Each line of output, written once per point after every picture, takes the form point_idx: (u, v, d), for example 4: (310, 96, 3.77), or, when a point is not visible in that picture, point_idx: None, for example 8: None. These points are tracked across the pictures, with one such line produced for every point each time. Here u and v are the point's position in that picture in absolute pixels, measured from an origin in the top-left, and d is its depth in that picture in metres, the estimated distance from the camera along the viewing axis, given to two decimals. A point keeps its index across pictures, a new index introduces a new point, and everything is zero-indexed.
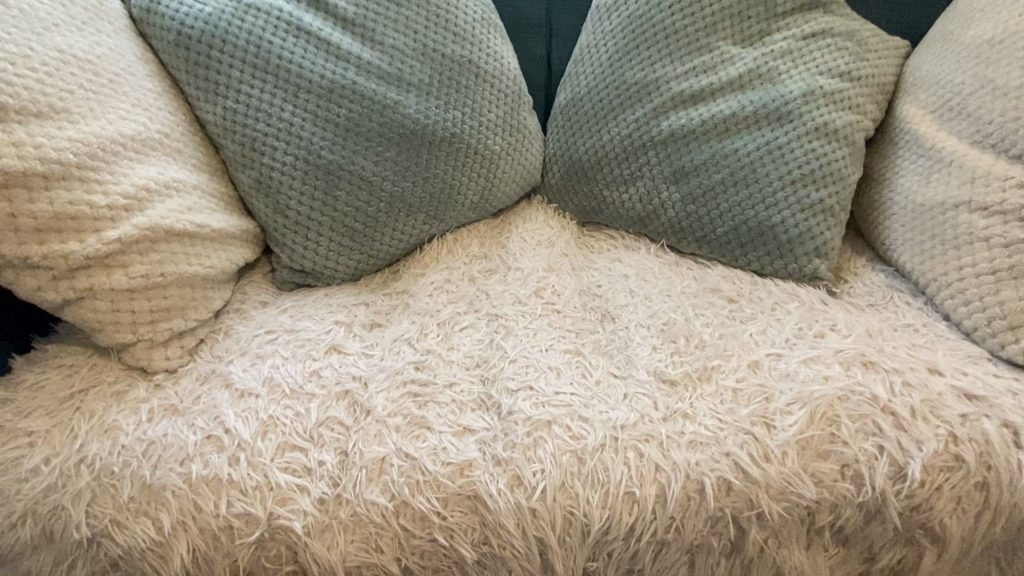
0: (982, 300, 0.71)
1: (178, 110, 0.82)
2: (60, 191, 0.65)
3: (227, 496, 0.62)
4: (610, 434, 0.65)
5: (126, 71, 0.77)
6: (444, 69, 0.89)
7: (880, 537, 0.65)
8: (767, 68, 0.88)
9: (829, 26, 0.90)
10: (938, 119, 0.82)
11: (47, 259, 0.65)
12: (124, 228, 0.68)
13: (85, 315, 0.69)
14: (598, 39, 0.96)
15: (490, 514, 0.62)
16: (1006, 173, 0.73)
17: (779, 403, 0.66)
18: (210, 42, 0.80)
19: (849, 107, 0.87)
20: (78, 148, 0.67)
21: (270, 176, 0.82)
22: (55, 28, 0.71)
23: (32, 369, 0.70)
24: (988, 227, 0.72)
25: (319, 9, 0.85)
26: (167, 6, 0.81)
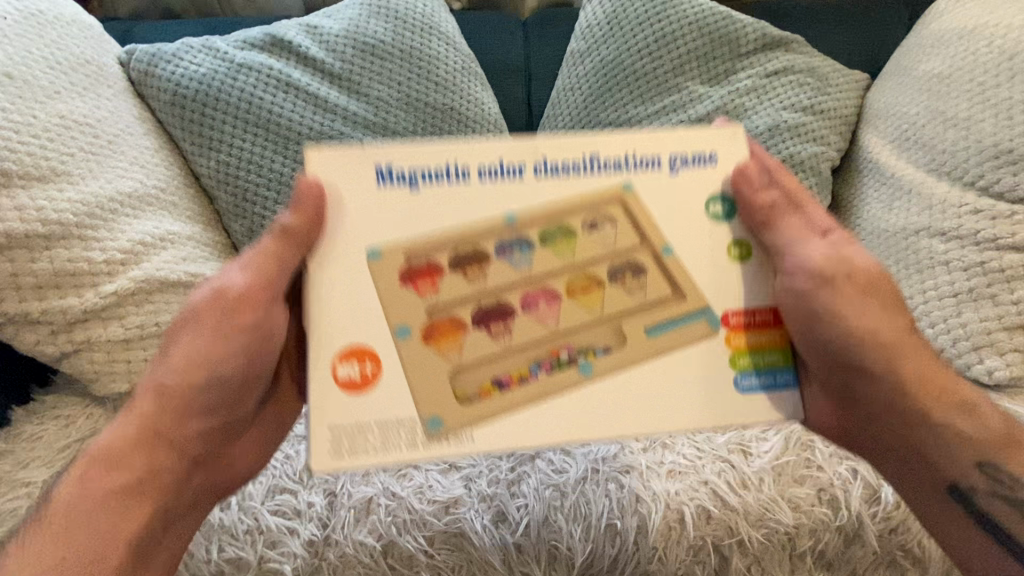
0: (946, 322, 0.73)
1: (174, 164, 0.86)
2: (60, 250, 0.69)
3: (218, 541, 0.63)
4: (592, 466, 0.66)
5: (125, 131, 0.82)
6: (426, 117, 0.93)
7: (862, 560, 0.66)
8: (734, 105, 0.92)
9: (791, 64, 0.94)
10: (897, 148, 0.86)
11: (47, 314, 0.68)
12: (121, 282, 0.71)
13: (83, 365, 0.71)
14: (573, 82, 1.01)
15: (476, 550, 0.64)
16: (961, 200, 0.77)
17: (755, 430, 0.69)
18: (203, 101, 0.85)
19: (814, 139, 0.90)
20: (77, 209, 0.71)
21: (262, 225, 0.86)
22: (57, 95, 0.76)
23: (31, 420, 0.72)
24: (947, 251, 0.76)
25: (307, 67, 0.90)
26: (163, 69, 0.86)
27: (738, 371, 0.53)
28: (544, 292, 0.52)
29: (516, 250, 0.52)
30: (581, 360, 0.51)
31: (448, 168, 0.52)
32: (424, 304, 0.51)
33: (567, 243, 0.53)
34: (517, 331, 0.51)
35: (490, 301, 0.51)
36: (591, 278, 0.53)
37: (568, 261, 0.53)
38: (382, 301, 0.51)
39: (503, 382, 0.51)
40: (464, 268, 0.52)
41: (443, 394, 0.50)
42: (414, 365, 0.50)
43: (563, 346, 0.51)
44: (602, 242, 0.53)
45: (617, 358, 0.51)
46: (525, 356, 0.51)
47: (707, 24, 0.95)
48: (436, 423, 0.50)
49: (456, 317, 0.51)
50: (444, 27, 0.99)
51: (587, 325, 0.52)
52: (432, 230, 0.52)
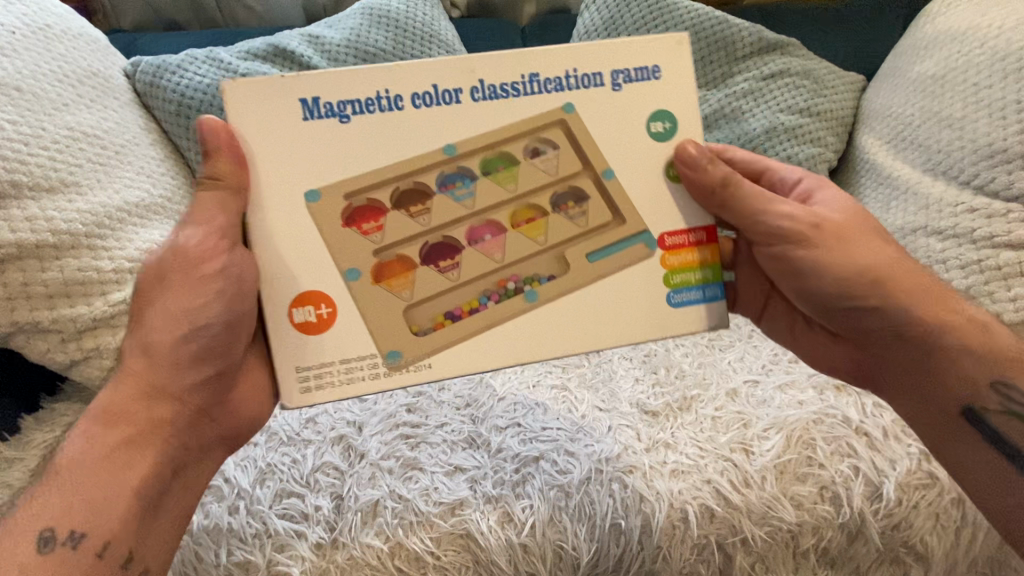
0: None
1: (179, 174, 0.87)
2: (70, 259, 0.70)
3: (226, 545, 0.64)
4: (596, 467, 0.67)
5: (132, 142, 0.83)
6: None
7: (865, 558, 0.67)
8: (731, 108, 0.93)
9: (786, 66, 0.95)
10: (893, 150, 0.87)
11: (57, 322, 0.69)
12: (129, 290, 0.73)
13: (92, 373, 0.72)
14: None
15: (482, 551, 0.64)
16: (957, 199, 0.78)
17: (757, 429, 0.70)
18: (208, 111, 0.86)
19: (811, 141, 0.91)
20: (86, 218, 0.72)
21: None
22: (66, 107, 0.77)
23: (41, 428, 0.73)
24: (944, 249, 0.77)
25: None
26: (168, 80, 0.87)
27: (672, 287, 0.60)
28: (489, 225, 0.59)
29: (459, 183, 0.58)
30: (526, 288, 0.59)
31: (378, 96, 0.56)
32: (370, 243, 0.56)
33: (506, 173, 0.59)
34: (465, 265, 0.58)
35: (435, 238, 0.58)
36: (531, 209, 0.59)
37: (510, 202, 0.59)
38: (330, 248, 0.56)
39: (456, 315, 0.58)
40: (408, 206, 0.57)
41: (400, 328, 0.57)
42: (371, 304, 0.56)
43: (508, 277, 0.59)
44: (545, 169, 0.59)
45: (560, 283, 0.58)
46: (472, 292, 0.58)
47: (704, 29, 0.96)
48: (396, 355, 0.56)
49: (403, 255, 0.57)
50: (443, 36, 1.00)
51: (524, 256, 0.59)
52: (373, 169, 0.56)
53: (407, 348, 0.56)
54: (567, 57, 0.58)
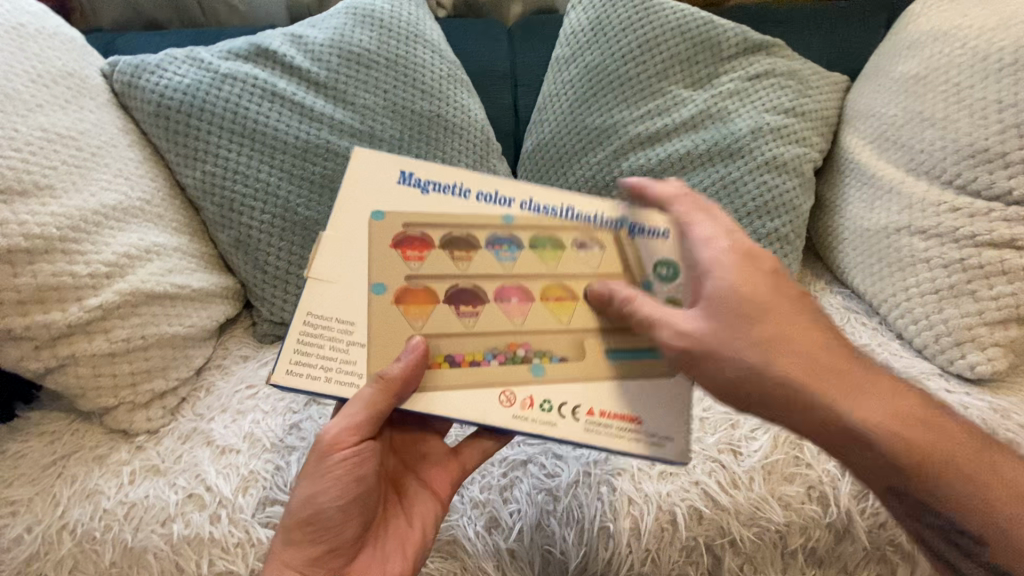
0: (928, 318, 0.75)
1: (159, 175, 0.86)
2: (43, 265, 0.68)
3: (209, 554, 0.64)
4: (584, 469, 0.67)
5: (108, 143, 0.81)
6: (414, 125, 0.93)
7: (852, 557, 0.67)
8: (717, 108, 0.93)
9: (771, 67, 0.95)
10: (877, 149, 0.88)
11: (30, 329, 0.67)
12: (106, 295, 0.71)
13: (68, 381, 0.71)
14: (559, 88, 1.00)
15: (469, 557, 0.64)
16: (940, 199, 0.79)
17: (744, 429, 0.69)
18: (188, 112, 0.84)
19: (796, 141, 0.92)
20: (61, 222, 0.70)
21: (249, 234, 0.85)
22: (39, 108, 0.75)
23: (15, 437, 0.71)
24: (927, 249, 0.78)
25: (293, 76, 0.90)
26: (147, 80, 0.85)
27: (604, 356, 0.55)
28: (520, 289, 0.55)
29: (507, 247, 0.55)
30: (535, 362, 0.54)
31: (455, 182, 0.55)
32: (408, 269, 0.54)
33: (552, 252, 0.55)
34: (485, 317, 0.54)
35: (465, 284, 0.55)
36: (561, 287, 0.55)
37: (545, 274, 0.55)
38: (370, 263, 0.54)
39: (455, 360, 0.54)
40: (455, 249, 0.55)
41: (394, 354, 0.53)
42: (385, 325, 0.53)
43: (521, 343, 0.54)
44: (587, 265, 0.55)
45: (567, 368, 0.54)
46: (485, 343, 0.54)
47: (690, 29, 0.96)
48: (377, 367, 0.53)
49: (433, 289, 0.54)
50: (428, 35, 0.99)
51: (544, 331, 0.55)
52: (433, 210, 0.55)
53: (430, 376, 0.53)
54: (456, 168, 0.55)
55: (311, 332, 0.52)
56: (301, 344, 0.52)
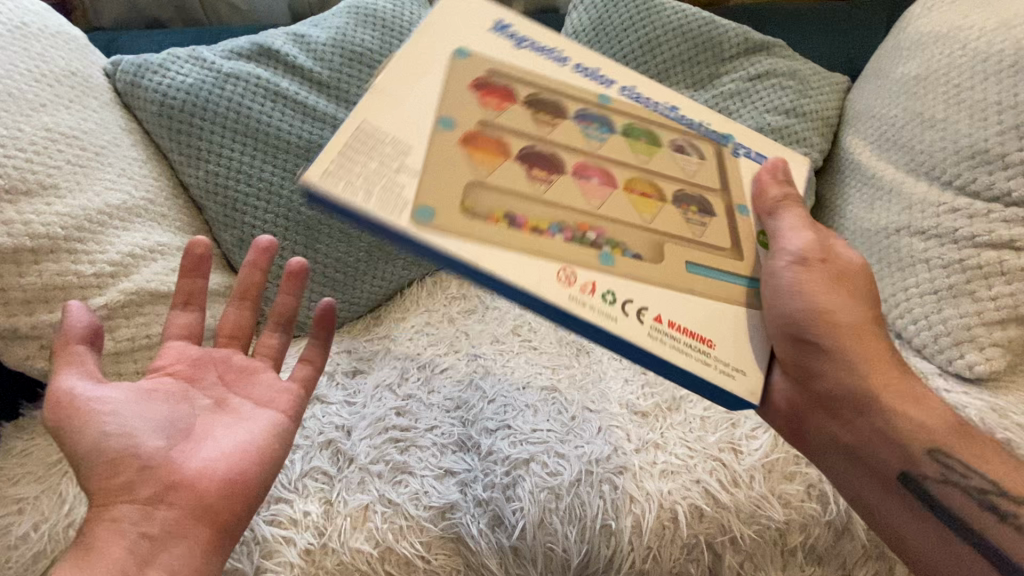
0: (927, 319, 0.76)
1: (162, 175, 0.86)
2: (49, 264, 0.69)
3: None
4: (585, 468, 0.67)
5: (112, 143, 0.81)
6: None
7: (851, 554, 0.67)
8: (718, 109, 0.93)
9: (772, 67, 0.96)
10: (877, 150, 0.88)
11: (36, 328, 0.68)
12: (110, 295, 0.72)
13: None
14: None
15: (473, 555, 0.65)
16: (939, 199, 0.79)
17: (744, 429, 0.70)
18: (191, 112, 0.85)
19: (797, 142, 0.92)
20: (66, 222, 0.70)
21: (252, 234, 0.85)
22: (43, 108, 0.76)
23: (21, 436, 0.72)
24: (927, 249, 0.78)
25: (295, 75, 0.90)
26: (150, 79, 0.86)
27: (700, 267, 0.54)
28: (601, 171, 0.54)
29: (597, 124, 0.56)
30: (604, 249, 0.50)
31: (555, 50, 0.59)
32: (481, 114, 0.52)
33: (644, 144, 0.57)
34: (558, 186, 0.51)
35: (543, 148, 0.53)
36: (650, 186, 0.55)
37: (632, 163, 0.55)
38: (445, 100, 0.52)
39: (518, 222, 0.48)
40: (541, 121, 0.54)
41: (453, 197, 0.47)
42: (443, 163, 0.48)
43: (595, 226, 0.51)
44: (683, 166, 0.57)
45: (642, 266, 0.51)
46: (559, 211, 0.50)
47: (691, 30, 0.96)
48: (427, 213, 0.45)
49: (504, 141, 0.52)
50: None
51: (625, 220, 0.52)
52: (527, 69, 0.56)
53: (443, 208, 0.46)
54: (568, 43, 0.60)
55: (360, 139, 0.47)
56: (347, 152, 0.46)
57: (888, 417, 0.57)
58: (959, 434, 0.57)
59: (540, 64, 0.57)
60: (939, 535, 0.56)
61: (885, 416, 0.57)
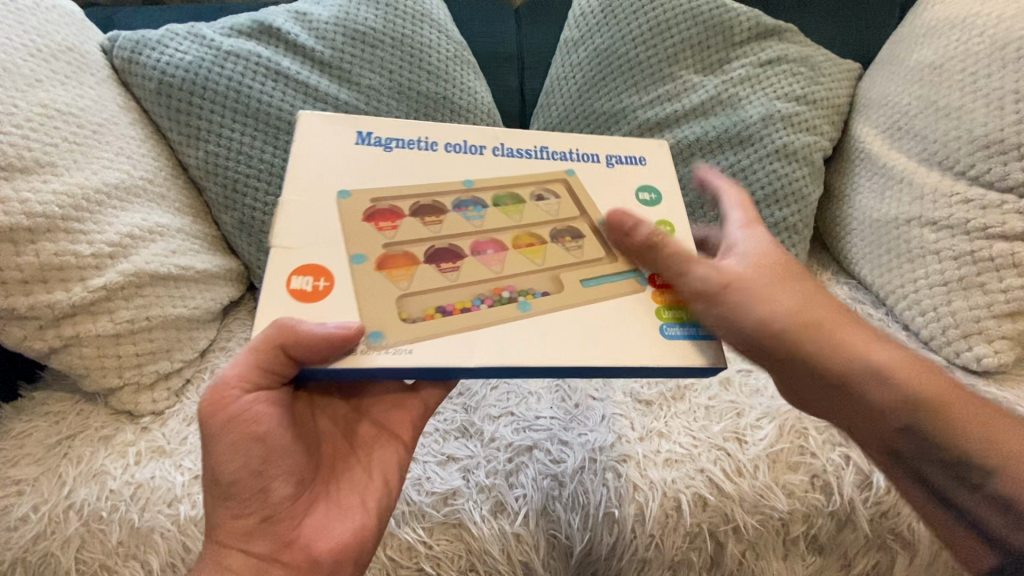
0: (936, 310, 0.75)
1: (161, 155, 0.84)
2: (46, 244, 0.67)
3: None
4: (590, 456, 0.67)
5: (109, 121, 0.80)
6: (420, 108, 0.92)
7: (853, 544, 0.67)
8: (727, 95, 0.92)
9: (783, 53, 0.94)
10: (889, 139, 0.87)
11: (35, 309, 0.67)
12: (109, 276, 0.70)
13: (72, 361, 0.70)
14: (567, 71, 0.99)
15: (475, 541, 0.64)
16: (952, 189, 0.78)
17: (749, 419, 0.70)
18: (190, 90, 0.83)
19: (807, 129, 0.90)
20: (63, 200, 0.69)
21: (252, 216, 0.84)
22: (39, 84, 0.74)
23: (20, 417, 0.71)
24: (937, 240, 0.77)
25: (296, 55, 0.88)
26: (148, 56, 0.84)
27: (666, 321, 0.52)
28: (493, 241, 0.54)
29: (472, 208, 0.56)
30: (520, 299, 0.51)
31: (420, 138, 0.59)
32: (383, 239, 0.52)
33: (514, 206, 0.57)
34: (466, 269, 0.52)
35: (442, 244, 0.53)
36: (532, 235, 0.56)
37: (514, 225, 0.55)
38: (342, 236, 0.51)
39: (447, 310, 0.50)
40: (423, 216, 0.54)
41: (386, 311, 0.49)
42: (364, 291, 0.49)
43: (505, 286, 0.52)
44: (549, 212, 0.57)
45: (555, 298, 0.51)
46: (468, 292, 0.51)
47: (702, 13, 0.94)
48: (379, 335, 0.48)
49: (411, 253, 0.52)
50: (435, 15, 0.97)
51: (521, 271, 0.53)
52: (396, 185, 0.55)
53: (392, 329, 0.47)
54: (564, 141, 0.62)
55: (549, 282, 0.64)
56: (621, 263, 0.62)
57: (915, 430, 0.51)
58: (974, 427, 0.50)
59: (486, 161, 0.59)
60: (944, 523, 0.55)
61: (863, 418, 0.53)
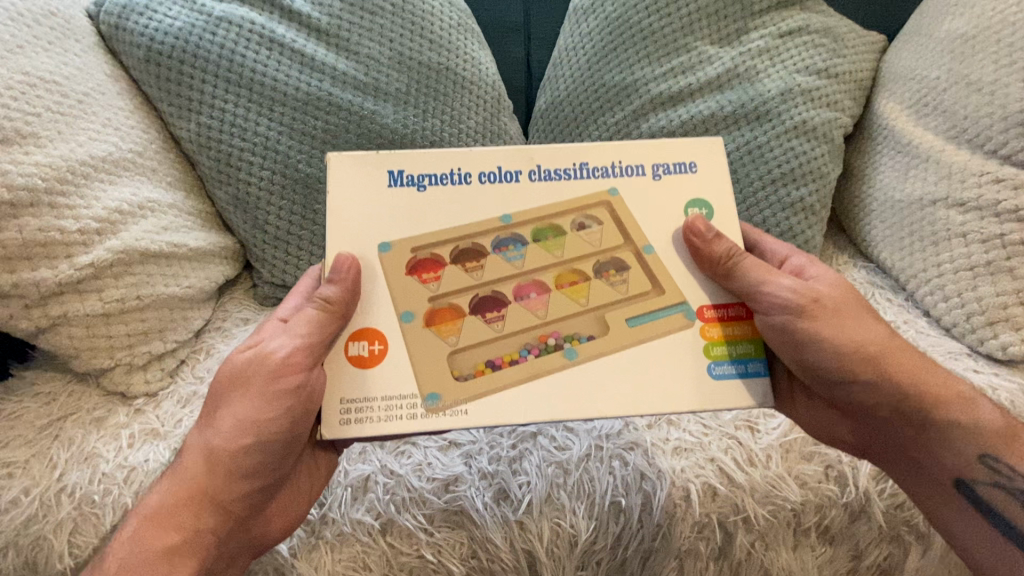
0: (960, 296, 0.72)
1: (151, 127, 0.81)
2: (29, 219, 0.64)
3: None
4: (595, 443, 0.65)
5: (96, 90, 0.76)
6: (422, 79, 0.87)
7: (866, 535, 0.66)
8: (744, 68, 0.87)
9: (805, 23, 0.88)
10: (914, 115, 0.83)
11: (19, 287, 0.64)
12: (97, 253, 0.68)
13: (61, 341, 0.68)
14: (576, 41, 0.94)
15: (477, 528, 0.63)
16: (982, 169, 0.74)
17: (762, 406, 0.68)
18: (180, 58, 0.79)
19: (827, 105, 0.86)
20: (46, 173, 0.66)
21: (247, 192, 0.81)
22: (20, 49, 0.70)
23: (10, 397, 0.69)
24: (965, 222, 0.74)
25: (292, 21, 0.84)
26: (135, 21, 0.79)
27: (712, 358, 0.57)
28: (536, 284, 0.58)
29: (512, 246, 0.58)
30: (567, 346, 0.56)
31: (451, 171, 0.59)
32: (427, 292, 0.56)
33: (555, 240, 0.59)
34: (510, 318, 0.56)
35: (484, 292, 0.57)
36: (576, 273, 0.58)
37: (557, 265, 0.59)
38: (390, 295, 0.56)
39: (497, 364, 0.55)
40: (463, 261, 0.57)
41: (443, 372, 0.54)
42: (418, 350, 0.55)
43: (550, 333, 0.57)
44: (591, 241, 0.59)
45: (601, 344, 0.56)
46: (515, 343, 0.56)
47: None
48: (436, 398, 0.54)
49: (453, 304, 0.56)
50: None
51: (569, 316, 0.57)
52: (433, 229, 0.58)
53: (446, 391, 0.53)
54: (613, 151, 0.61)
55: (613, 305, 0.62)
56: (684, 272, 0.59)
57: (946, 429, 0.58)
58: (1009, 436, 0.57)
59: (523, 193, 0.59)
60: (983, 528, 0.56)
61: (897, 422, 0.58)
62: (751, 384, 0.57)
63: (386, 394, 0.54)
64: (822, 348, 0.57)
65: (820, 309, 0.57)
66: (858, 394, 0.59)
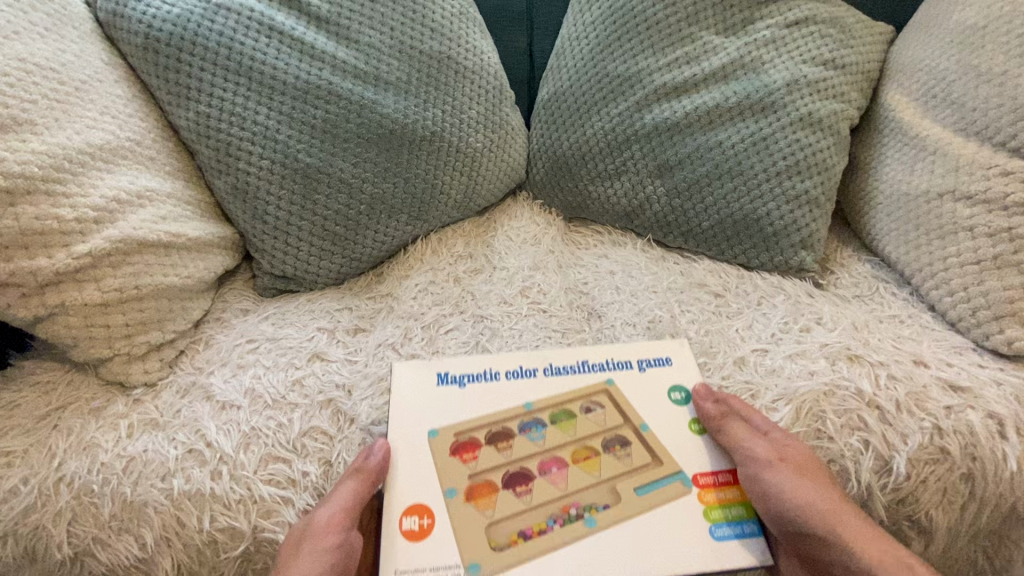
0: (966, 290, 0.72)
1: (149, 115, 0.80)
2: (25, 207, 0.63)
3: (210, 510, 0.62)
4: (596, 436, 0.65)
5: (93, 77, 0.75)
6: (423, 68, 0.86)
7: None
8: (750, 58, 0.86)
9: (812, 13, 0.87)
10: (922, 107, 0.82)
11: (15, 275, 0.63)
12: (95, 242, 0.67)
13: (59, 331, 0.67)
14: (579, 31, 0.93)
15: None
16: (991, 161, 0.73)
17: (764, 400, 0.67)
18: (178, 45, 0.77)
19: (833, 96, 0.85)
20: (42, 160, 0.65)
21: (247, 181, 0.80)
22: (16, 36, 0.69)
23: (9, 387, 0.69)
24: (972, 216, 0.73)
25: (291, 8, 0.82)
26: (133, 8, 0.78)
27: (712, 520, 0.60)
28: (555, 459, 0.64)
29: (535, 428, 0.66)
30: (585, 514, 0.60)
31: (485, 371, 0.71)
32: (468, 470, 0.62)
33: (569, 422, 0.67)
34: (537, 490, 0.61)
35: (514, 468, 0.63)
36: (588, 448, 0.65)
37: (571, 440, 0.65)
38: (437, 472, 0.62)
39: (528, 533, 0.58)
40: (496, 442, 0.65)
41: (481, 543, 0.58)
42: (461, 527, 0.58)
43: (572, 503, 0.60)
44: (599, 423, 0.67)
45: (617, 510, 0.60)
46: (540, 512, 0.60)
47: None
48: (476, 567, 0.56)
49: (488, 480, 0.62)
50: None
51: (586, 487, 0.62)
52: (468, 416, 0.67)
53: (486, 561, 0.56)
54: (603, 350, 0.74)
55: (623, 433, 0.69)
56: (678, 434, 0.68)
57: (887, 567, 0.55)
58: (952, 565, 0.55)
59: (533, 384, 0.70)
60: None
61: (855, 558, 0.55)
62: (758, 546, 0.59)
63: (434, 564, 0.57)
64: (776, 486, 0.58)
65: (785, 462, 0.60)
66: (805, 526, 0.57)
